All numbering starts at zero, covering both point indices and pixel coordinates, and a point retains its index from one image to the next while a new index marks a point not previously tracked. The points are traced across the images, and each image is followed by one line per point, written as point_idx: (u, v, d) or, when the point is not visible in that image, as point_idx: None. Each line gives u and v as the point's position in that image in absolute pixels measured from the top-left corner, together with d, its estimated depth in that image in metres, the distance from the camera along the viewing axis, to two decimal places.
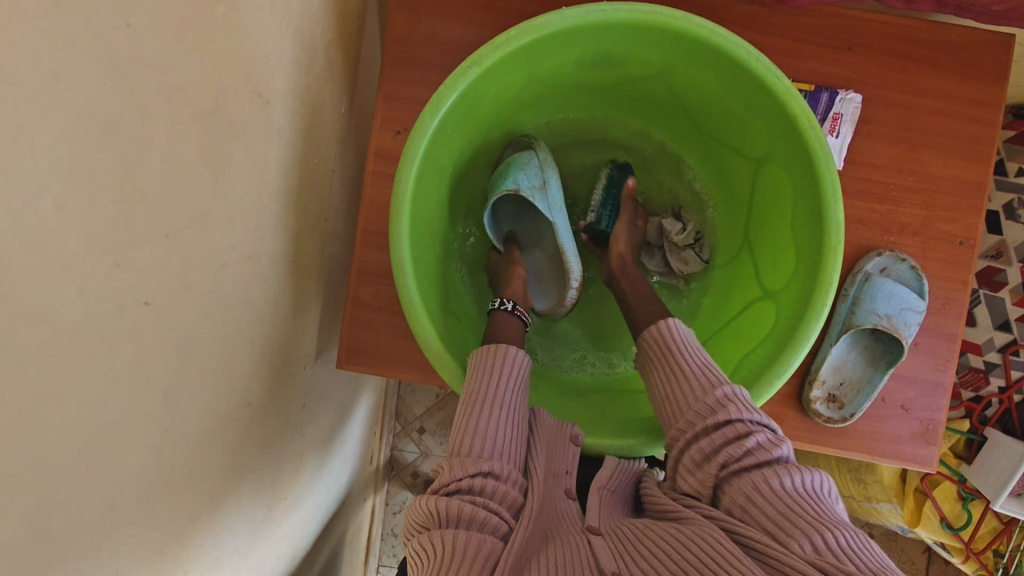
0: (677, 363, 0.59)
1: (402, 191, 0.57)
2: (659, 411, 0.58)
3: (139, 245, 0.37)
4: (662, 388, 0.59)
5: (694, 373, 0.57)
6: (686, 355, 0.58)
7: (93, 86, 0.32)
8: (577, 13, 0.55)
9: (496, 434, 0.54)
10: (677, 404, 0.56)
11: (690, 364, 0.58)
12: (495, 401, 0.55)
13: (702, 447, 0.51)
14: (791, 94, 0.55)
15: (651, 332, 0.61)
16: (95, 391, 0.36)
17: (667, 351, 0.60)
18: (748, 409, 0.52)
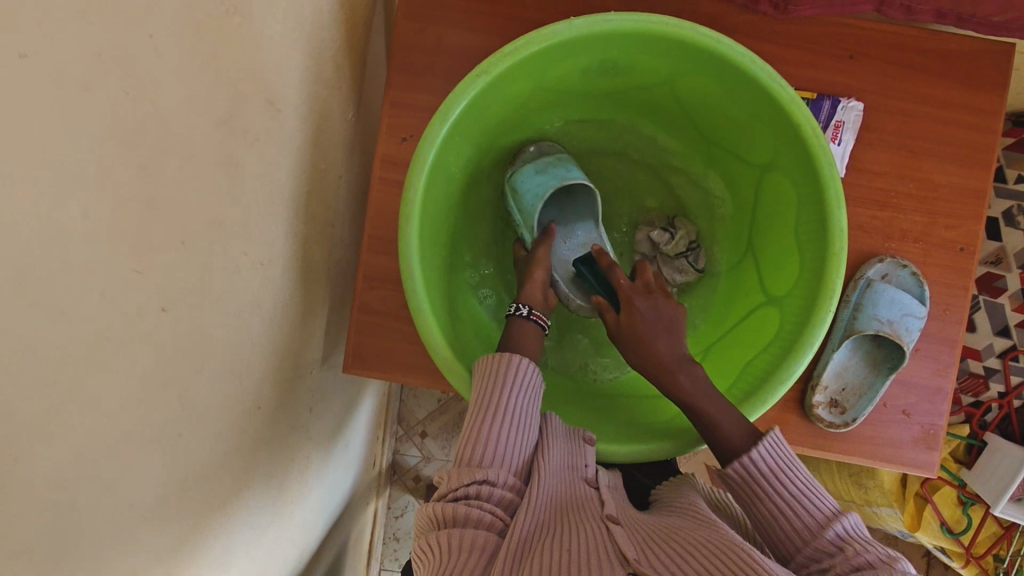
0: (773, 495, 0.54)
1: (412, 198, 0.57)
2: (762, 534, 0.55)
3: (158, 251, 0.38)
4: (761, 513, 0.54)
5: (796, 506, 0.53)
6: (782, 487, 0.54)
7: (117, 96, 0.32)
8: (585, 23, 0.56)
9: (499, 440, 0.54)
10: (785, 529, 0.52)
11: (785, 494, 0.53)
12: (497, 407, 0.56)
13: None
14: (796, 103, 0.56)
15: (732, 468, 0.55)
16: (116, 396, 0.36)
17: (756, 487, 0.55)
18: (867, 543, 0.48)
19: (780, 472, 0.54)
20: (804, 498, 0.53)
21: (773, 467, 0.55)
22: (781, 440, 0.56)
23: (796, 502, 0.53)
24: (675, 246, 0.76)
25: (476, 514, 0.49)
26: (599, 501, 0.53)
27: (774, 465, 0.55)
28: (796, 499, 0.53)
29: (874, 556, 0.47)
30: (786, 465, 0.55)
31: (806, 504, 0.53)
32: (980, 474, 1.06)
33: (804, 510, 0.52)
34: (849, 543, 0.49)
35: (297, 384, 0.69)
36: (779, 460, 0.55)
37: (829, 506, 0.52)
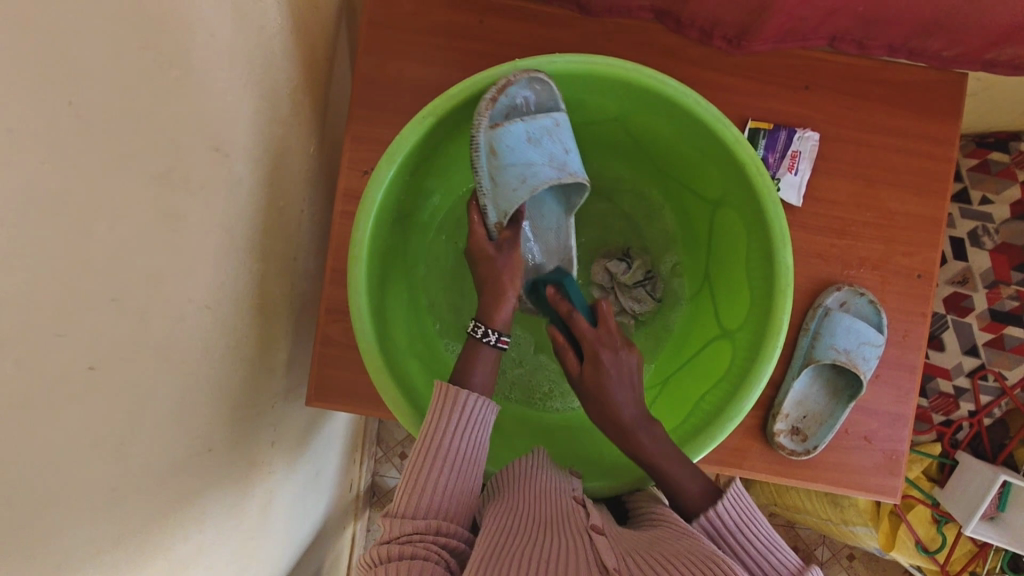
0: (737, 547, 0.53)
1: (361, 240, 0.58)
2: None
3: (83, 312, 0.38)
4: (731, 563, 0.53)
5: (763, 558, 0.52)
6: (746, 542, 0.53)
7: (32, 168, 0.33)
8: (529, 65, 0.56)
9: (446, 480, 0.54)
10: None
11: (750, 550, 0.52)
12: (443, 444, 0.55)
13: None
14: (741, 142, 0.57)
15: (697, 526, 0.55)
16: (40, 458, 0.36)
17: (724, 543, 0.54)
18: None
19: (743, 525, 0.54)
20: (767, 552, 0.52)
21: (737, 520, 0.54)
22: (743, 491, 0.55)
23: (757, 559, 0.52)
24: (631, 275, 0.77)
25: (420, 549, 0.49)
26: (584, 514, 0.55)
27: (739, 518, 0.54)
28: (761, 555, 0.52)
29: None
30: (750, 515, 0.54)
31: (769, 560, 0.52)
32: (952, 493, 1.07)
33: (769, 564, 0.52)
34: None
35: (255, 420, 0.68)
36: (743, 512, 0.54)
37: (792, 560, 0.51)
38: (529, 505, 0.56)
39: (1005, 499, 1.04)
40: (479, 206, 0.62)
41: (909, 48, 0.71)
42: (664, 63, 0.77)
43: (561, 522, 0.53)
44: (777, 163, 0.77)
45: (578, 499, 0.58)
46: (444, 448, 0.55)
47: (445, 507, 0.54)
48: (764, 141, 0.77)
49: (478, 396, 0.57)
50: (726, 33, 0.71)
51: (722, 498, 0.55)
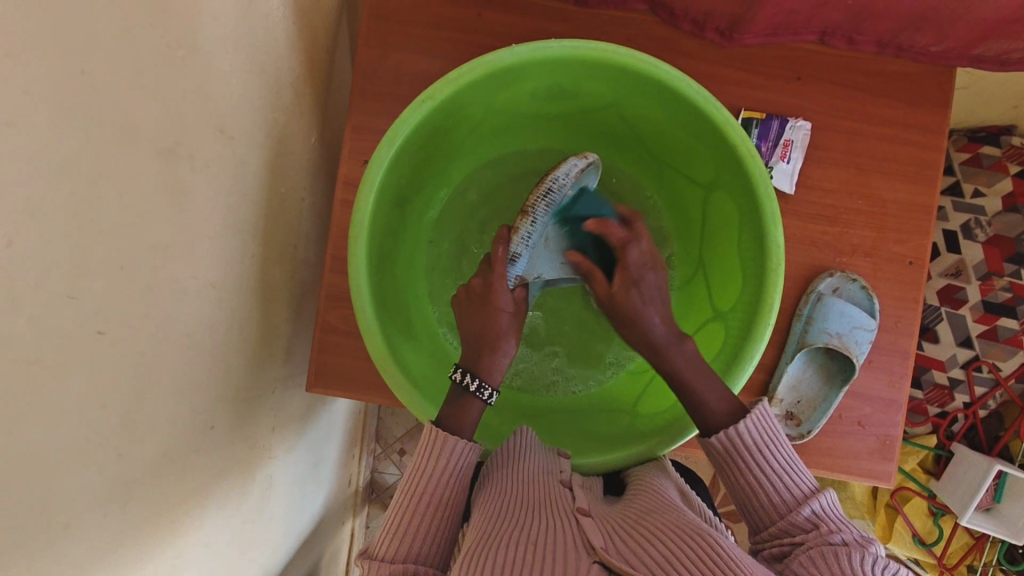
0: (753, 468, 0.56)
1: (361, 221, 0.60)
2: (742, 506, 0.58)
3: (92, 276, 0.39)
4: (744, 485, 0.57)
5: (778, 478, 0.56)
6: (765, 459, 0.56)
7: (46, 131, 0.34)
8: (526, 50, 0.58)
9: (428, 525, 0.55)
10: (760, 501, 0.56)
11: (767, 467, 0.56)
12: (430, 489, 0.57)
13: (789, 553, 0.52)
14: (731, 124, 0.59)
15: (717, 441, 0.57)
16: (51, 415, 0.38)
17: (740, 458, 0.57)
18: (839, 522, 0.53)
19: (765, 445, 0.57)
20: (785, 472, 0.56)
21: (758, 439, 0.57)
22: (768, 414, 0.58)
23: (776, 475, 0.56)
24: None
25: None
26: (570, 497, 0.56)
27: (759, 439, 0.57)
28: (778, 473, 0.56)
29: (848, 534, 0.51)
30: (771, 438, 0.57)
31: (785, 481, 0.56)
32: (947, 485, 1.08)
33: (784, 484, 0.56)
34: (822, 519, 0.53)
35: (255, 402, 0.69)
36: (763, 434, 0.57)
37: (807, 484, 0.56)
38: (517, 488, 0.57)
39: (1001, 490, 1.05)
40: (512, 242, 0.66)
41: (898, 44, 0.74)
42: (658, 54, 0.79)
43: (548, 506, 0.54)
44: (770, 151, 0.78)
45: (565, 483, 0.59)
46: (426, 494, 0.57)
47: (424, 552, 0.55)
48: (757, 130, 0.78)
49: (458, 440, 0.58)
50: (718, 24, 0.73)
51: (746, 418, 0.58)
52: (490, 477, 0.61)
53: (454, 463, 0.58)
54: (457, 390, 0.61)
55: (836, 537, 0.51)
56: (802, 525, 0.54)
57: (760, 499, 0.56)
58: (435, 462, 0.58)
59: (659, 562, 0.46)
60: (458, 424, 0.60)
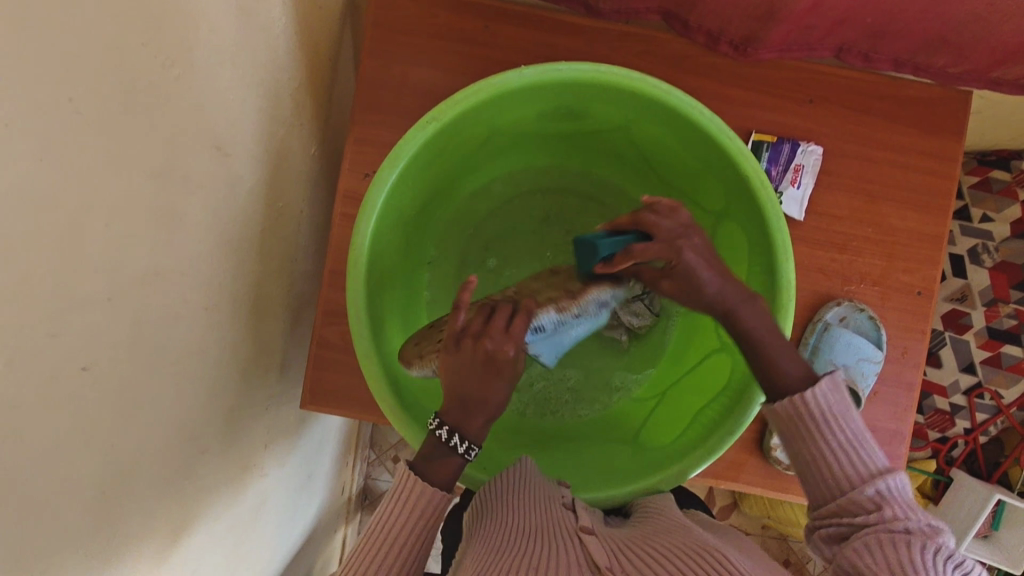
0: (820, 440, 0.53)
1: (360, 245, 0.58)
2: (802, 477, 0.55)
3: (79, 310, 0.37)
4: (805, 455, 0.54)
5: (844, 453, 0.52)
6: (833, 432, 0.52)
7: (30, 164, 0.32)
8: (536, 72, 0.56)
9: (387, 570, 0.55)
10: (821, 476, 0.53)
11: (835, 440, 0.52)
12: (396, 534, 0.55)
13: (850, 534, 0.50)
14: (744, 154, 0.57)
15: (783, 405, 0.53)
16: (29, 460, 0.36)
17: (807, 426, 0.53)
18: (907, 507, 0.50)
19: (833, 418, 0.53)
20: (852, 448, 0.52)
21: (826, 412, 0.53)
22: (839, 385, 0.54)
23: (844, 450, 0.52)
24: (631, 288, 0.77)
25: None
26: (572, 517, 0.55)
27: (826, 412, 0.53)
28: (844, 448, 0.52)
29: (915, 523, 0.48)
30: (840, 412, 0.53)
31: (855, 457, 0.52)
32: (945, 510, 1.07)
33: (851, 461, 0.52)
34: (888, 501, 0.50)
35: (248, 421, 0.68)
36: (833, 406, 0.53)
37: (878, 462, 0.52)
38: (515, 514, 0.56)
39: (999, 517, 1.04)
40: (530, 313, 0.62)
41: (914, 64, 0.70)
42: (670, 71, 0.77)
43: (550, 528, 0.53)
44: (779, 176, 0.77)
45: (566, 507, 0.58)
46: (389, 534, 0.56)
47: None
48: (768, 154, 0.77)
49: (431, 491, 0.56)
50: (732, 39, 0.71)
51: (816, 386, 0.54)
52: (494, 500, 0.60)
53: (426, 508, 0.56)
54: (443, 447, 0.58)
55: (904, 527, 0.48)
56: (864, 505, 0.50)
57: (819, 476, 0.53)
58: (405, 508, 0.56)
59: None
60: (437, 473, 0.58)
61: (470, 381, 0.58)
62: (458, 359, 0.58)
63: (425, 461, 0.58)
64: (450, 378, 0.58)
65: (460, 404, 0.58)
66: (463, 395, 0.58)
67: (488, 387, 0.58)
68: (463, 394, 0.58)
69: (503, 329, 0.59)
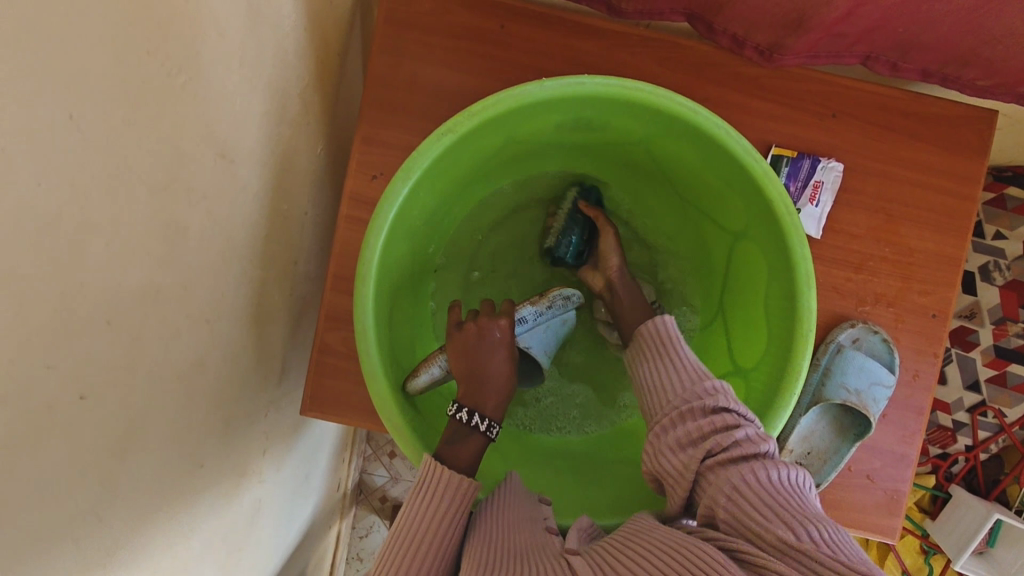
0: (671, 356, 0.61)
1: (369, 258, 0.56)
2: (647, 402, 0.61)
3: (75, 338, 0.35)
4: (652, 377, 0.61)
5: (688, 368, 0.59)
6: (677, 350, 0.61)
7: (27, 189, 0.30)
8: (557, 85, 0.54)
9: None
10: (665, 390, 0.59)
11: (681, 359, 0.60)
12: (428, 524, 0.52)
13: (690, 437, 0.53)
14: (770, 177, 0.55)
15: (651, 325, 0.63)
16: (23, 499, 0.34)
17: (662, 347, 0.62)
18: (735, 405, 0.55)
19: (676, 343, 0.62)
20: (694, 366, 0.59)
21: (671, 337, 0.62)
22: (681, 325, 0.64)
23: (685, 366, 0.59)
24: None
25: None
26: (560, 541, 0.54)
27: (672, 337, 0.62)
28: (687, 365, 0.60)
29: (748, 427, 0.52)
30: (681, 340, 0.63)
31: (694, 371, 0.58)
32: (942, 526, 1.07)
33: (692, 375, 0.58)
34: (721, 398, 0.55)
35: (247, 428, 0.66)
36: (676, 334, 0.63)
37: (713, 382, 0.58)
38: (507, 527, 0.54)
39: (995, 534, 1.05)
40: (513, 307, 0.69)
41: (943, 76, 0.66)
42: (690, 80, 0.74)
43: (536, 549, 0.51)
44: (798, 192, 0.75)
45: (551, 530, 0.56)
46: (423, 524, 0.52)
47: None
48: (787, 169, 0.75)
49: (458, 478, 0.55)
50: (758, 44, 0.68)
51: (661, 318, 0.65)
52: (483, 512, 0.57)
53: (460, 497, 0.54)
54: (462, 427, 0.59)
55: (736, 422, 0.52)
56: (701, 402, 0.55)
57: (662, 391, 0.59)
58: (439, 496, 0.53)
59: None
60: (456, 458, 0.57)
61: (477, 360, 0.63)
62: (460, 345, 0.65)
63: (447, 446, 0.59)
64: (461, 362, 0.64)
65: (475, 381, 0.62)
66: (473, 372, 0.63)
67: (491, 357, 0.64)
68: (474, 370, 0.63)
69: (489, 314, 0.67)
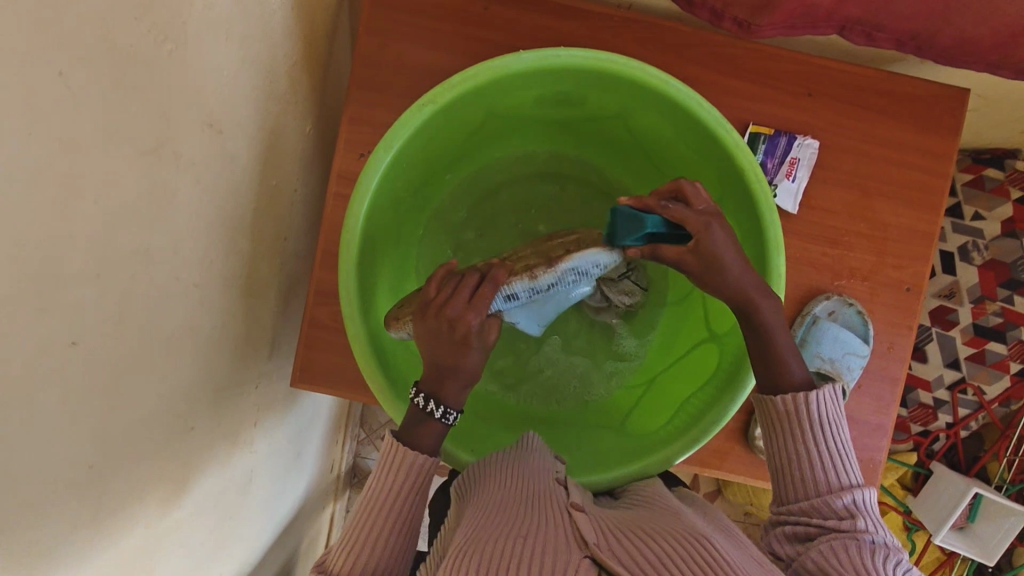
0: (805, 439, 0.56)
1: (353, 227, 0.58)
2: (774, 476, 0.58)
3: (68, 285, 0.37)
4: (783, 448, 0.57)
5: (829, 460, 0.55)
6: (820, 440, 0.55)
7: (20, 141, 0.32)
8: (534, 57, 0.56)
9: (385, 536, 0.56)
10: (798, 471, 0.56)
11: (826, 448, 0.55)
12: (387, 496, 0.57)
13: (815, 535, 0.53)
14: (740, 148, 0.57)
15: (781, 399, 0.56)
16: (22, 433, 0.36)
17: (795, 424, 0.56)
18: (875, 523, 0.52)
19: (827, 424, 0.56)
20: (835, 457, 0.55)
21: (824, 416, 0.56)
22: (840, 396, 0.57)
23: (824, 458, 0.55)
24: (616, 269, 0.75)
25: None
26: (564, 494, 0.56)
27: (825, 416, 0.56)
28: (828, 456, 0.55)
29: (880, 536, 0.51)
30: (834, 421, 0.56)
31: (836, 466, 0.55)
32: (924, 503, 1.09)
33: (832, 467, 0.55)
34: (860, 512, 0.52)
35: (238, 397, 0.68)
36: (829, 414, 0.56)
37: (853, 478, 0.55)
38: (518, 483, 0.57)
39: (975, 510, 1.06)
40: (502, 285, 0.61)
41: (915, 44, 0.65)
42: (670, 60, 0.76)
43: (545, 500, 0.54)
44: (775, 169, 0.77)
45: (561, 482, 0.59)
46: (381, 504, 0.57)
47: (382, 567, 0.55)
48: (764, 146, 0.77)
49: (419, 454, 0.58)
50: (735, 14, 0.67)
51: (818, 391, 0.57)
52: (500, 467, 0.61)
53: (407, 479, 0.57)
54: (418, 414, 0.59)
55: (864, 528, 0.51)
56: (837, 512, 0.53)
57: (795, 471, 0.56)
58: (394, 474, 0.57)
59: (648, 558, 0.45)
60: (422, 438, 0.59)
61: (443, 349, 0.59)
62: (430, 328, 0.60)
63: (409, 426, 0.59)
64: (427, 346, 0.60)
65: (436, 372, 0.60)
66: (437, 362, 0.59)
67: (461, 356, 0.59)
68: (437, 363, 0.60)
69: (463, 303, 0.60)
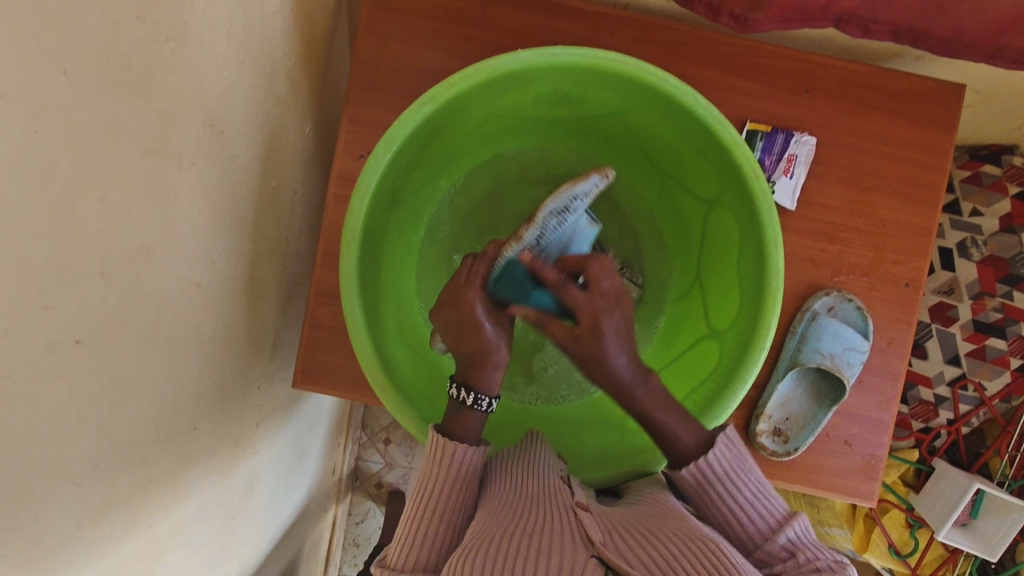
0: (719, 502, 0.56)
1: (353, 225, 0.58)
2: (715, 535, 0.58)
3: (71, 283, 0.38)
4: (716, 510, 0.57)
5: (749, 507, 0.55)
6: (735, 489, 0.56)
7: (23, 136, 0.32)
8: (532, 55, 0.56)
9: (439, 527, 0.55)
10: (736, 525, 0.55)
11: (738, 501, 0.55)
12: (439, 489, 0.57)
13: None
14: (738, 143, 0.58)
15: (685, 474, 0.57)
16: (26, 430, 0.36)
17: (708, 491, 0.57)
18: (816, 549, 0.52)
19: (733, 475, 0.56)
20: (756, 502, 0.55)
21: (728, 470, 0.56)
22: (734, 440, 0.57)
23: (746, 506, 0.55)
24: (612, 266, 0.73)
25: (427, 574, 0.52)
26: (569, 492, 0.56)
27: (728, 468, 0.56)
28: (749, 503, 0.55)
29: (823, 561, 0.50)
30: (739, 469, 0.56)
31: (760, 509, 0.55)
32: (926, 500, 1.09)
33: (758, 514, 0.55)
34: (799, 547, 0.52)
35: (241, 397, 0.68)
36: (732, 463, 0.57)
37: (780, 509, 0.55)
38: (520, 482, 0.58)
39: (978, 507, 1.06)
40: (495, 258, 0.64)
41: (911, 38, 0.66)
42: (667, 58, 0.77)
43: (548, 499, 0.54)
44: (773, 166, 0.77)
45: (564, 479, 0.59)
46: (432, 500, 0.57)
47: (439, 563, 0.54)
48: (762, 143, 0.77)
49: (464, 446, 0.59)
50: (733, 10, 0.67)
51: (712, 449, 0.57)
52: (502, 470, 0.61)
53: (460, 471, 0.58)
54: (456, 404, 0.62)
55: (809, 559, 0.51)
56: (778, 554, 0.53)
57: (735, 525, 0.56)
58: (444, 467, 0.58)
59: (659, 557, 0.46)
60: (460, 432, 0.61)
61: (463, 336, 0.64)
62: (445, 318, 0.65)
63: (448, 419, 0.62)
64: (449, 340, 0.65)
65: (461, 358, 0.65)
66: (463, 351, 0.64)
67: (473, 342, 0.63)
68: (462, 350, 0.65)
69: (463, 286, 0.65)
